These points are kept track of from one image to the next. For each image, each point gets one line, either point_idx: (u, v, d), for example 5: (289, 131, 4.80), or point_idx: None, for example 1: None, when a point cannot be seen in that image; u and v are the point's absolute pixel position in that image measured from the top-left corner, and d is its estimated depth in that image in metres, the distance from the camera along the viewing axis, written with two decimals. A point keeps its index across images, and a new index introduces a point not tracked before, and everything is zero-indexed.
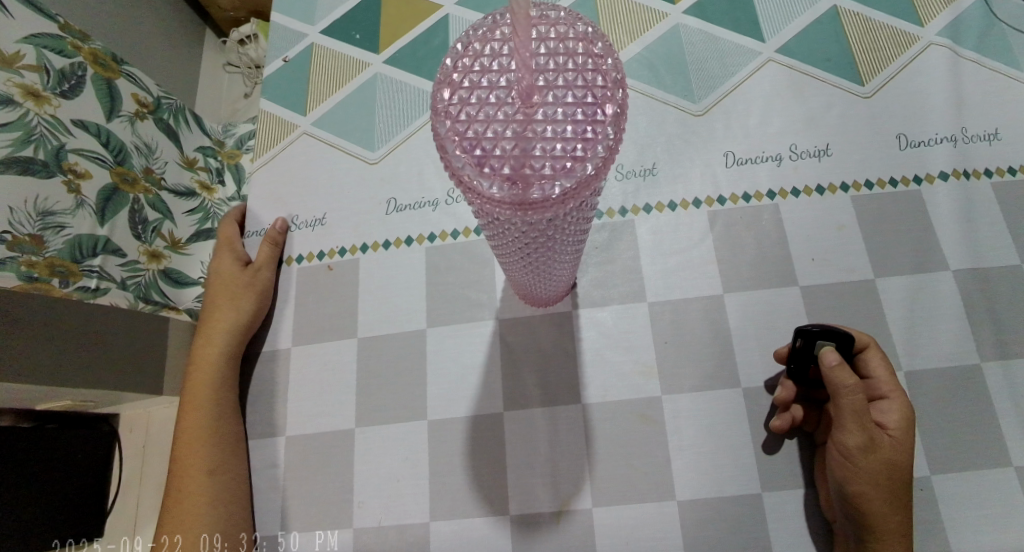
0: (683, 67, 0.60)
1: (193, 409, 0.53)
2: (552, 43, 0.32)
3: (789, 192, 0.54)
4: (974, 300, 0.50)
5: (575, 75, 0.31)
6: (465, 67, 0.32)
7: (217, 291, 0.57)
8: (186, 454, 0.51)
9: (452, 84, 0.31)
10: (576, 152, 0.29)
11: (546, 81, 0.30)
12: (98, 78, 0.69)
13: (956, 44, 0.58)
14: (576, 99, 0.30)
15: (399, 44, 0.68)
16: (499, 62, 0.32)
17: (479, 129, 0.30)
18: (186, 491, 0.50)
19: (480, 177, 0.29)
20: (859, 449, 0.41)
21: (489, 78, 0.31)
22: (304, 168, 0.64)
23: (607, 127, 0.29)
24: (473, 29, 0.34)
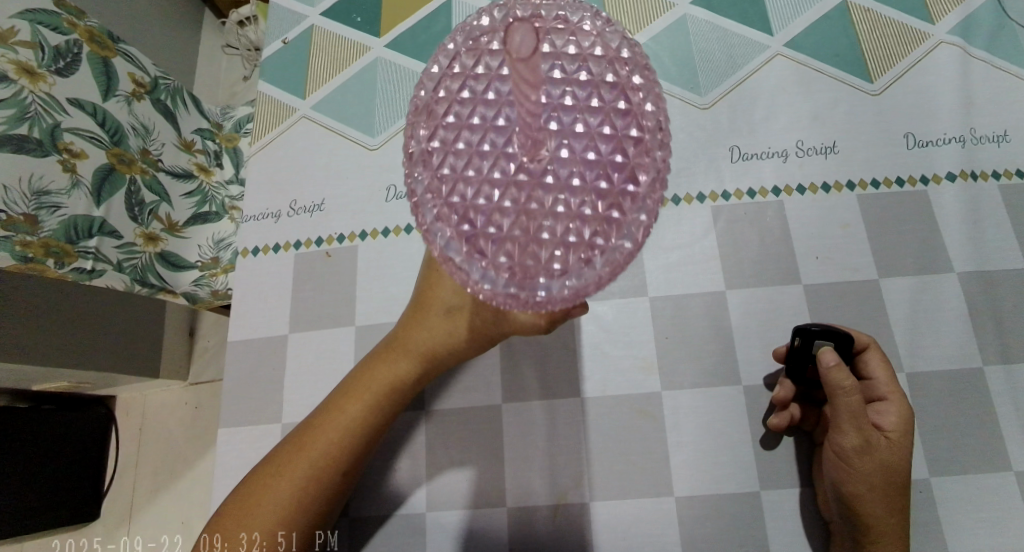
0: (689, 58, 0.59)
1: (358, 397, 0.46)
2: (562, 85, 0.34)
3: (794, 189, 0.54)
4: (977, 302, 0.50)
5: (592, 129, 0.33)
6: (459, 103, 0.35)
7: (428, 293, 0.46)
8: (320, 433, 0.46)
9: (437, 120, 0.34)
10: (593, 235, 0.32)
11: (559, 137, 0.33)
12: (94, 57, 0.67)
13: (967, 43, 0.57)
14: (595, 162, 0.33)
15: (401, 28, 0.67)
16: (497, 103, 0.34)
17: (469, 195, 0.33)
18: (291, 466, 0.45)
19: (472, 259, 0.33)
20: (856, 450, 0.41)
21: (482, 124, 0.34)
22: (303, 152, 0.63)
23: (621, 219, 0.32)
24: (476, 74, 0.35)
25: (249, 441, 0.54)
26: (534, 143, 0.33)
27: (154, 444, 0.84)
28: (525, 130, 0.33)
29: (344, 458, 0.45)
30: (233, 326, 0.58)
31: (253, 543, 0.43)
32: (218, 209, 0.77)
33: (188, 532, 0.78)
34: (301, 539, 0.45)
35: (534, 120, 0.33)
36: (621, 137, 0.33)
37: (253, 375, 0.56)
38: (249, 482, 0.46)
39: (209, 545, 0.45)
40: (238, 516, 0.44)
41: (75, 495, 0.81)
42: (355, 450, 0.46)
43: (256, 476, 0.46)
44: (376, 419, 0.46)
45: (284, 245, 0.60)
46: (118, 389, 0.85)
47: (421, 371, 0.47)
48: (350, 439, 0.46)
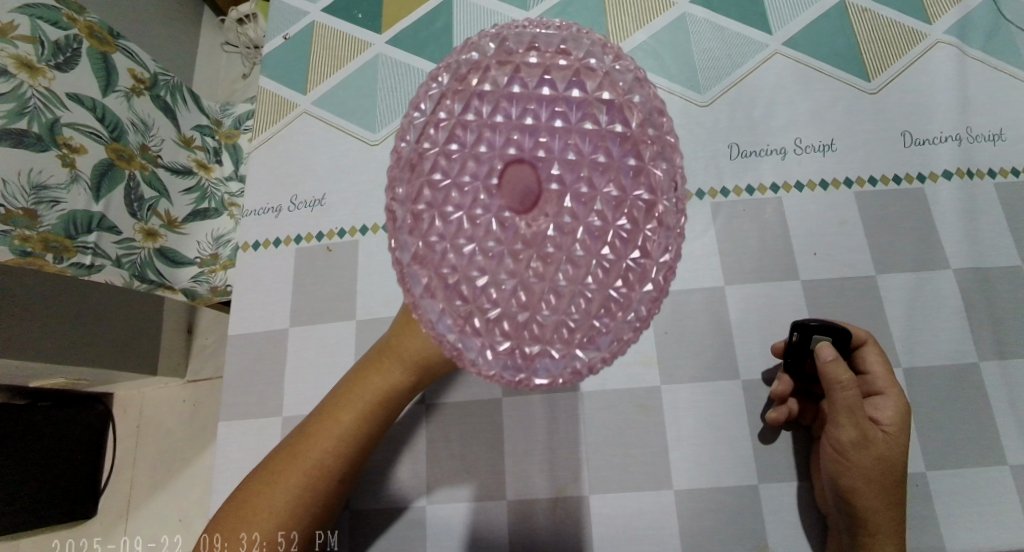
0: (688, 56, 0.60)
1: (349, 407, 0.47)
2: (563, 140, 0.34)
3: (793, 186, 0.54)
4: (974, 299, 0.50)
5: (597, 189, 0.33)
6: (448, 156, 0.34)
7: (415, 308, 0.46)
8: (312, 443, 0.46)
9: (423, 178, 0.34)
10: (597, 312, 0.32)
11: (561, 199, 0.34)
12: (93, 52, 0.67)
13: (964, 43, 0.57)
14: (600, 228, 0.33)
15: (402, 24, 0.67)
16: (492, 159, 0.34)
17: (461, 262, 0.33)
18: (285, 474, 0.45)
19: (465, 335, 0.33)
20: (852, 443, 0.41)
21: (475, 182, 0.34)
22: (304, 148, 0.63)
23: (629, 295, 0.33)
24: (467, 122, 0.34)
25: (249, 435, 0.54)
26: (534, 207, 0.33)
27: (151, 440, 0.84)
28: (525, 194, 0.34)
29: (338, 468, 0.46)
30: (232, 320, 0.58)
31: (253, 544, 0.43)
32: (217, 206, 0.77)
33: (185, 531, 0.78)
34: (301, 539, 0.45)
35: (536, 183, 0.34)
36: (629, 197, 0.33)
37: (254, 369, 0.56)
38: (247, 485, 0.46)
39: (209, 545, 0.45)
40: (237, 518, 0.44)
41: (76, 490, 0.82)
42: (349, 458, 0.46)
43: (253, 479, 0.46)
44: (366, 435, 0.47)
45: (285, 239, 0.60)
46: (117, 385, 0.85)
47: (411, 379, 0.47)
48: (342, 448, 0.46)
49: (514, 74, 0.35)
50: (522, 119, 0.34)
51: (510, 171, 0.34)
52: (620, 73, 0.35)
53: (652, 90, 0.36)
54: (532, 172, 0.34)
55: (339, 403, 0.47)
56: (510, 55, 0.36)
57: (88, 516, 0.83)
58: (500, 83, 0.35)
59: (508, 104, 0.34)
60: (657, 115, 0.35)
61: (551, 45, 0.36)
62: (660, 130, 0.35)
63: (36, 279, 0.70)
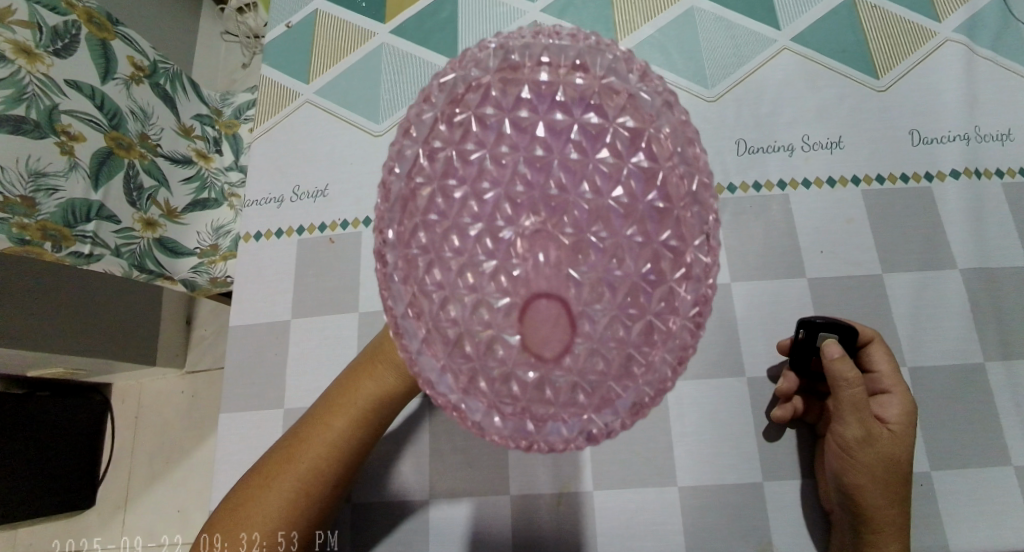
0: (695, 51, 0.59)
1: (342, 412, 0.46)
2: (579, 174, 0.31)
3: (799, 183, 0.54)
4: (980, 299, 0.50)
5: (619, 233, 0.30)
6: (445, 192, 0.32)
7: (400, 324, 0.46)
8: (306, 449, 0.45)
9: (418, 219, 0.32)
10: (616, 375, 0.30)
11: (580, 244, 0.30)
12: (92, 39, 0.66)
13: (973, 42, 0.57)
14: (621, 279, 0.30)
15: (406, 14, 0.66)
16: (496, 195, 0.31)
17: (461, 317, 0.30)
18: (281, 478, 0.45)
19: (467, 394, 0.31)
20: (857, 442, 0.41)
21: (477, 222, 0.31)
22: (306, 138, 0.63)
23: (653, 355, 0.31)
24: (467, 156, 0.32)
25: (250, 429, 0.54)
26: (548, 255, 0.30)
27: (150, 431, 0.83)
28: (537, 238, 0.30)
29: (332, 474, 0.45)
30: (233, 312, 0.57)
31: (252, 544, 0.44)
32: (216, 196, 0.76)
33: (184, 529, 0.77)
34: (301, 539, 0.45)
35: (547, 225, 0.30)
36: (654, 243, 0.30)
37: (254, 361, 0.56)
38: (243, 487, 0.46)
39: (208, 545, 0.45)
40: (236, 519, 0.44)
41: (76, 481, 0.82)
42: (344, 464, 0.46)
43: (250, 481, 0.46)
44: (359, 444, 0.46)
45: (287, 231, 0.59)
46: (114, 376, 0.84)
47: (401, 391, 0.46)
48: (337, 456, 0.46)
49: (521, 95, 0.32)
50: (531, 149, 0.31)
51: (517, 212, 0.30)
52: (643, 95, 0.32)
53: (681, 116, 0.33)
54: (543, 212, 0.30)
55: (332, 408, 0.47)
56: (516, 70, 0.33)
57: (86, 507, 0.82)
58: (504, 107, 0.32)
59: (514, 133, 0.32)
60: (688, 146, 0.32)
61: (564, 62, 0.33)
62: (692, 165, 0.32)
63: (32, 267, 0.69)
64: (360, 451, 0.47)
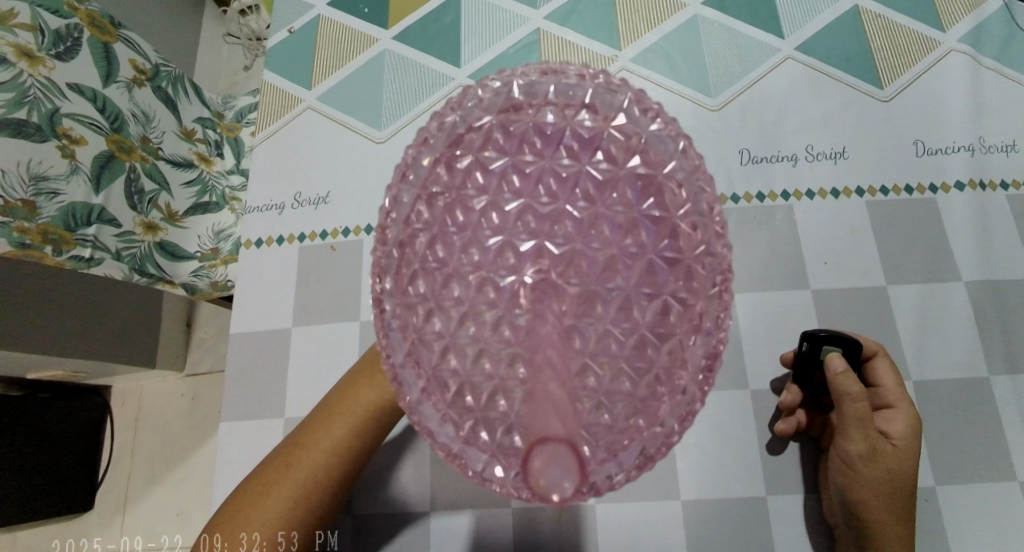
0: (698, 59, 0.59)
1: (341, 418, 0.46)
2: (585, 221, 0.29)
3: (803, 194, 0.54)
4: (984, 312, 0.50)
5: (626, 285, 0.29)
6: (444, 238, 0.30)
7: None
8: (305, 454, 0.45)
9: (417, 267, 0.31)
10: (622, 427, 0.29)
11: (587, 296, 0.29)
12: (94, 41, 0.66)
13: (978, 52, 0.57)
14: (627, 332, 0.29)
15: (409, 19, 0.66)
16: (499, 242, 0.30)
17: (463, 367, 0.30)
18: (280, 482, 0.44)
19: (468, 445, 0.30)
20: (862, 457, 0.41)
21: (477, 271, 0.30)
22: (309, 144, 0.63)
23: (661, 407, 0.29)
24: (468, 203, 0.30)
25: (250, 437, 0.53)
26: (553, 306, 0.28)
27: (149, 434, 0.83)
28: (540, 289, 0.29)
29: (332, 478, 0.45)
30: (234, 318, 0.57)
31: (252, 544, 0.43)
32: (218, 200, 0.76)
33: (184, 530, 0.77)
34: (301, 540, 0.44)
35: (552, 275, 0.29)
36: (664, 294, 0.29)
37: (255, 369, 0.56)
38: (243, 491, 0.46)
39: (209, 545, 0.44)
40: (236, 520, 0.44)
41: (76, 483, 0.81)
42: (344, 469, 0.46)
43: (249, 485, 0.46)
44: (358, 449, 0.46)
45: (288, 237, 0.59)
46: (115, 378, 0.84)
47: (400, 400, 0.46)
48: (335, 460, 0.45)
49: (525, 138, 0.31)
50: (535, 194, 0.30)
51: (520, 262, 0.29)
52: (654, 139, 0.31)
53: (695, 160, 0.31)
54: (546, 262, 0.29)
55: (331, 414, 0.47)
56: (519, 111, 0.31)
57: (85, 509, 0.82)
58: (507, 151, 0.31)
59: (517, 176, 0.30)
60: (702, 193, 0.31)
61: (570, 103, 0.31)
62: (707, 212, 0.30)
63: (31, 269, 0.69)
64: (360, 456, 0.46)
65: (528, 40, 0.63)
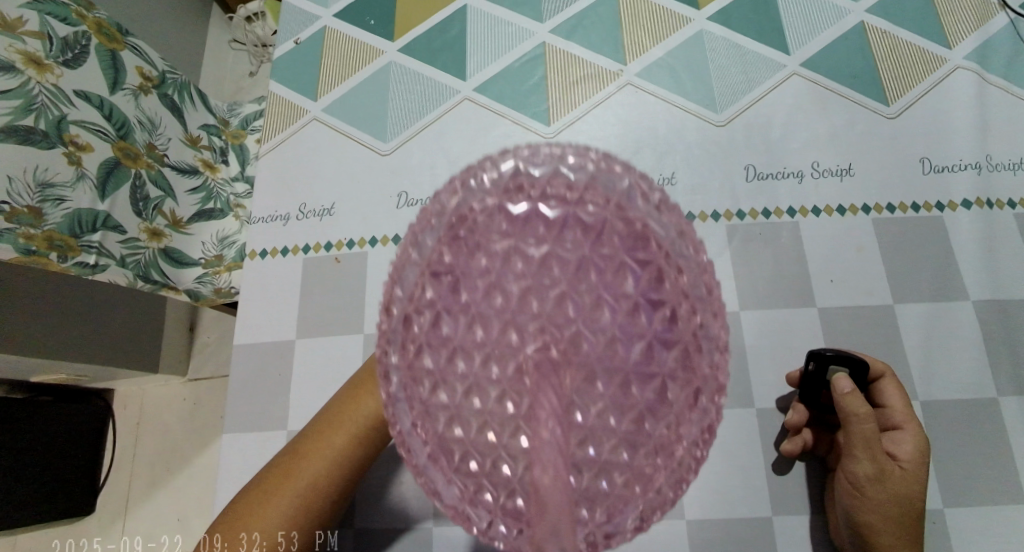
0: (703, 74, 0.59)
1: (341, 428, 0.46)
2: (591, 303, 0.27)
3: (809, 210, 0.54)
4: (991, 331, 0.49)
5: (627, 364, 0.27)
6: (449, 315, 0.29)
7: None
8: (305, 461, 0.45)
9: (421, 343, 0.29)
10: (619, 494, 0.28)
11: (588, 377, 0.27)
12: (101, 49, 0.67)
13: (984, 69, 0.57)
14: (628, 408, 0.27)
15: (415, 31, 0.67)
16: (502, 322, 0.28)
17: (468, 436, 0.28)
18: (282, 490, 0.44)
19: (472, 506, 0.30)
20: (869, 479, 0.41)
21: (482, 349, 0.28)
22: (315, 154, 0.63)
23: (658, 479, 0.29)
24: (471, 279, 0.29)
25: (253, 448, 0.53)
26: (552, 391, 0.27)
27: (150, 440, 0.83)
28: (540, 371, 0.27)
29: (332, 485, 0.45)
30: (239, 327, 0.57)
31: (252, 544, 0.43)
32: (222, 206, 0.76)
33: (186, 532, 0.76)
34: (301, 540, 0.44)
35: (556, 357, 0.27)
36: (665, 374, 0.28)
37: (259, 379, 0.55)
38: (245, 494, 0.46)
39: (209, 545, 0.44)
40: (238, 519, 0.44)
41: (76, 489, 0.81)
42: (344, 477, 0.45)
43: (251, 490, 0.45)
44: (359, 456, 0.46)
45: (293, 248, 0.59)
46: (117, 382, 0.84)
47: None
48: (335, 469, 0.45)
49: (530, 215, 0.29)
50: (540, 278, 0.28)
51: (523, 342, 0.28)
52: (651, 224, 0.29)
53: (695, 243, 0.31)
54: (548, 343, 0.27)
55: (331, 420, 0.46)
56: (523, 188, 0.30)
57: (85, 514, 0.82)
58: (513, 228, 0.29)
59: (521, 254, 0.28)
60: (701, 273, 0.30)
61: (575, 185, 0.30)
62: (706, 293, 0.30)
63: (32, 272, 0.68)
64: (360, 462, 0.46)
65: (534, 54, 0.63)
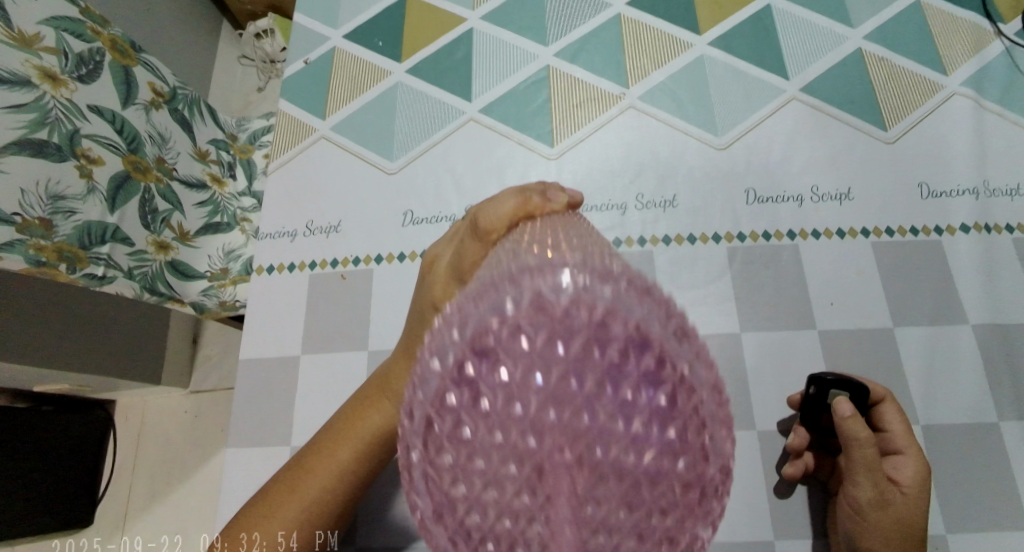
0: (705, 98, 0.60)
1: (347, 442, 0.46)
2: (611, 408, 0.23)
3: (809, 233, 0.54)
4: (990, 354, 0.50)
5: (642, 468, 0.23)
6: (468, 417, 0.25)
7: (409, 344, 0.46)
8: (313, 474, 0.45)
9: (439, 440, 0.25)
10: None
11: (602, 479, 0.23)
12: (116, 65, 0.68)
13: (980, 95, 0.58)
14: (640, 505, 0.23)
15: (422, 53, 0.68)
16: (519, 424, 0.23)
17: (485, 523, 0.24)
18: (289, 500, 0.45)
19: None
20: (869, 503, 0.41)
21: (501, 449, 0.23)
22: (323, 172, 0.64)
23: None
24: (487, 383, 0.25)
25: (256, 463, 0.53)
26: (568, 500, 0.23)
27: (151, 451, 0.83)
28: (557, 473, 0.23)
29: (337, 497, 0.45)
30: (244, 341, 0.58)
31: (252, 544, 0.43)
32: (229, 220, 0.77)
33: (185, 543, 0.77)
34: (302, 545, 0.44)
35: (571, 460, 0.23)
36: (671, 476, 0.23)
37: (263, 394, 0.56)
38: (252, 503, 0.46)
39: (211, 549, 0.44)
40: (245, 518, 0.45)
41: (75, 499, 0.81)
42: (350, 489, 0.46)
43: (260, 500, 0.46)
44: (368, 463, 0.46)
45: (300, 265, 0.60)
46: (119, 392, 0.85)
47: None
48: (341, 483, 0.45)
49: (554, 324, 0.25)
50: (563, 388, 0.24)
51: (541, 448, 0.23)
52: (671, 338, 0.26)
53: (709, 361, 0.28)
54: (564, 443, 0.23)
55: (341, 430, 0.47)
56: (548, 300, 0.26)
57: (83, 526, 0.81)
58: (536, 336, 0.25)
59: (545, 358, 0.24)
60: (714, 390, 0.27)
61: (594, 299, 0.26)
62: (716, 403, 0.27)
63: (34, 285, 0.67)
64: (368, 473, 0.47)
65: (538, 77, 0.64)
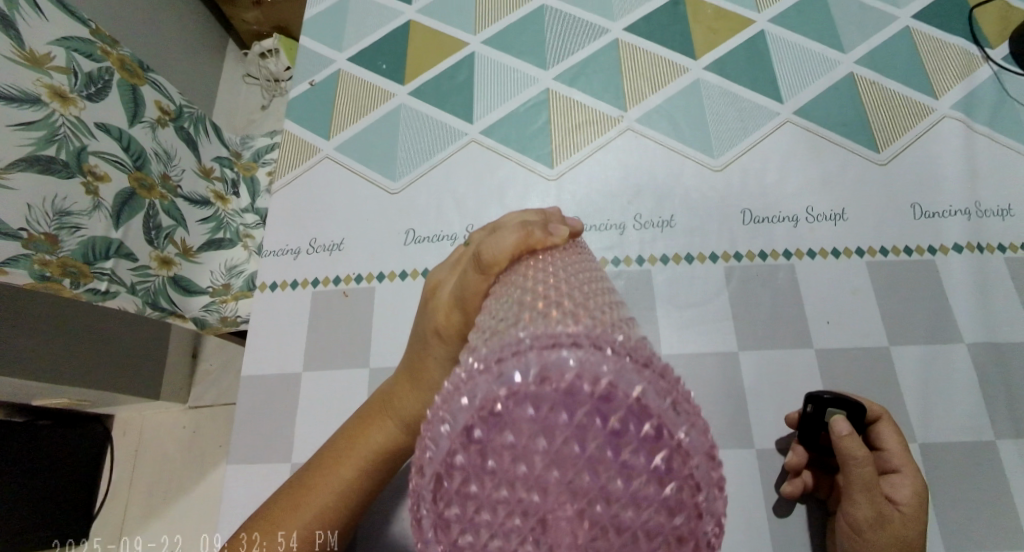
0: (701, 121, 0.62)
1: (350, 460, 0.47)
2: (613, 469, 0.24)
3: (804, 253, 0.55)
4: (984, 373, 0.50)
5: (641, 522, 0.24)
6: (475, 475, 0.26)
7: (414, 367, 0.47)
8: (316, 491, 0.46)
9: (447, 492, 0.27)
10: None
11: (603, 533, 0.24)
12: (124, 84, 0.70)
13: (970, 118, 0.59)
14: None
15: (424, 76, 0.70)
16: (525, 482, 0.25)
17: None
18: (292, 517, 0.45)
19: None
20: (869, 522, 0.41)
21: (507, 503, 0.25)
22: (326, 191, 0.65)
23: None
24: (493, 444, 0.25)
25: (257, 480, 0.54)
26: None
27: (150, 466, 0.84)
28: (559, 526, 0.24)
29: (338, 515, 0.45)
30: (246, 357, 0.58)
31: (252, 544, 0.44)
32: (231, 237, 0.78)
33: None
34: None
35: (573, 515, 0.24)
36: (668, 532, 0.25)
37: (264, 410, 0.56)
38: (254, 518, 0.46)
39: None
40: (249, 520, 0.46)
41: (73, 513, 0.80)
42: (351, 505, 0.46)
43: (262, 516, 0.46)
44: (371, 477, 0.47)
45: (302, 282, 0.61)
46: (119, 408, 0.85)
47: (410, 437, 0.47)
48: (342, 500, 0.46)
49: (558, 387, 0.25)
50: (566, 446, 0.25)
51: (546, 502, 0.24)
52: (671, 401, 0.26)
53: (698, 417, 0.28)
54: (566, 500, 0.24)
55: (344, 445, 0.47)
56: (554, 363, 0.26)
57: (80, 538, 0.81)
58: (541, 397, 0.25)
59: (550, 422, 0.25)
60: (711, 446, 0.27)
61: (598, 358, 0.26)
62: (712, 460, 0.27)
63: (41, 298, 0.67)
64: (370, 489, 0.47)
65: (538, 99, 0.66)
